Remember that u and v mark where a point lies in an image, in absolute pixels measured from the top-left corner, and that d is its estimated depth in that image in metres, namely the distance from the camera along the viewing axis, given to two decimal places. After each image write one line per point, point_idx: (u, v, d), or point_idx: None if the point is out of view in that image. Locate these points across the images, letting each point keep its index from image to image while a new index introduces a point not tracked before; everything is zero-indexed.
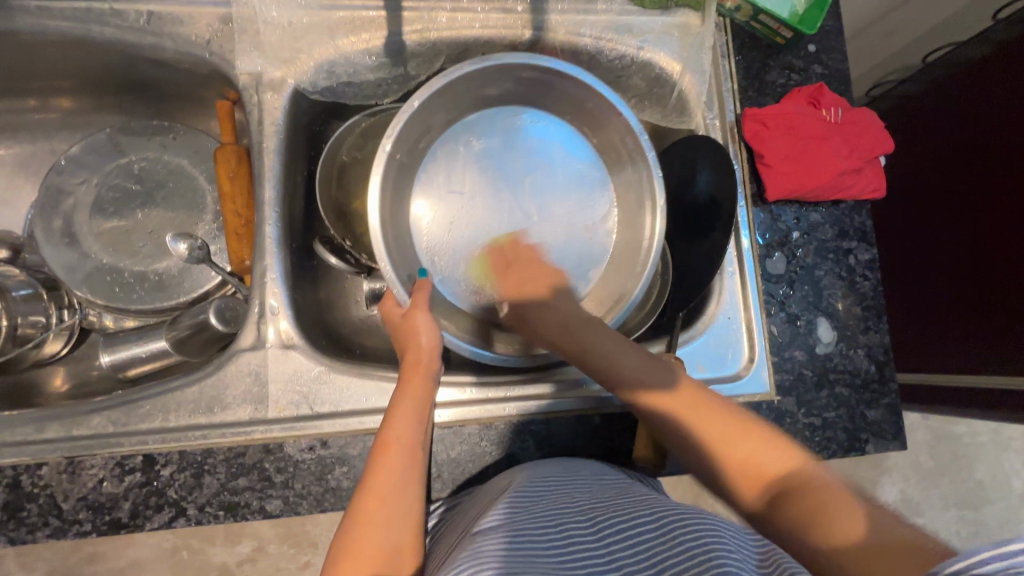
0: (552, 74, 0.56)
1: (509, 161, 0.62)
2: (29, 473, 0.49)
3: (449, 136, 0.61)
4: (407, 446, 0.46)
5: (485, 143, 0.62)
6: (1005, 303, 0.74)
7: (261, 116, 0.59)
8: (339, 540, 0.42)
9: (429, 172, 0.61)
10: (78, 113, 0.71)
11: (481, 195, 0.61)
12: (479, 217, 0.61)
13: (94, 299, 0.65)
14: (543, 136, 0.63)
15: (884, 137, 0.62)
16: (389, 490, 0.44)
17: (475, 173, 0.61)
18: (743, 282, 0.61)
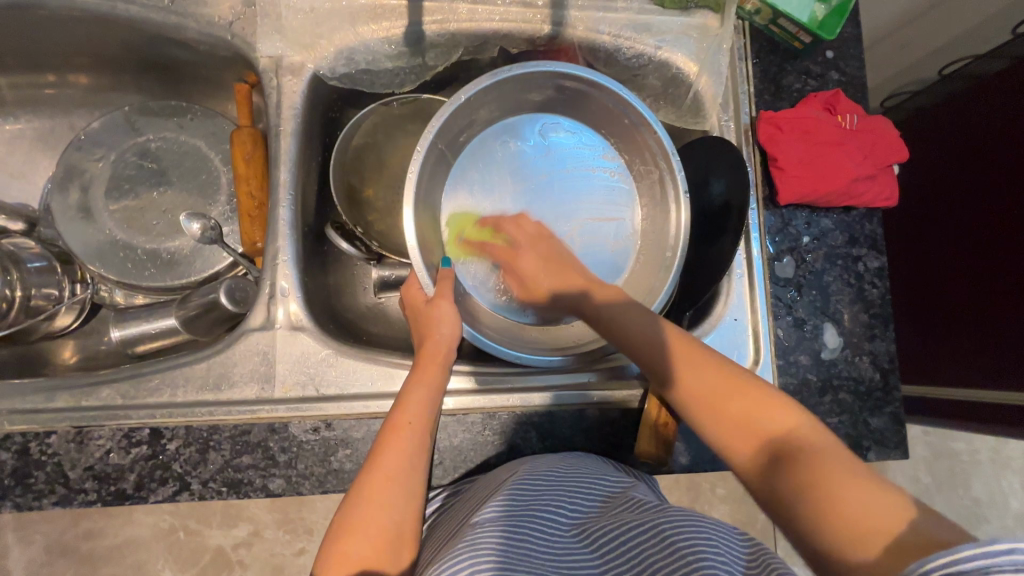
0: (593, 86, 0.58)
1: (544, 166, 0.65)
2: (38, 440, 0.50)
3: (487, 136, 0.64)
4: (417, 431, 0.47)
5: (522, 146, 0.65)
6: (1011, 318, 0.74)
7: (279, 99, 0.60)
8: (342, 517, 0.43)
9: (466, 169, 0.64)
10: (97, 90, 0.71)
11: (513, 196, 0.64)
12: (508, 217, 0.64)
13: (106, 274, 0.66)
14: (577, 145, 0.66)
15: (899, 145, 0.62)
16: (395, 475, 0.44)
17: (510, 174, 0.65)
18: (751, 285, 0.62)
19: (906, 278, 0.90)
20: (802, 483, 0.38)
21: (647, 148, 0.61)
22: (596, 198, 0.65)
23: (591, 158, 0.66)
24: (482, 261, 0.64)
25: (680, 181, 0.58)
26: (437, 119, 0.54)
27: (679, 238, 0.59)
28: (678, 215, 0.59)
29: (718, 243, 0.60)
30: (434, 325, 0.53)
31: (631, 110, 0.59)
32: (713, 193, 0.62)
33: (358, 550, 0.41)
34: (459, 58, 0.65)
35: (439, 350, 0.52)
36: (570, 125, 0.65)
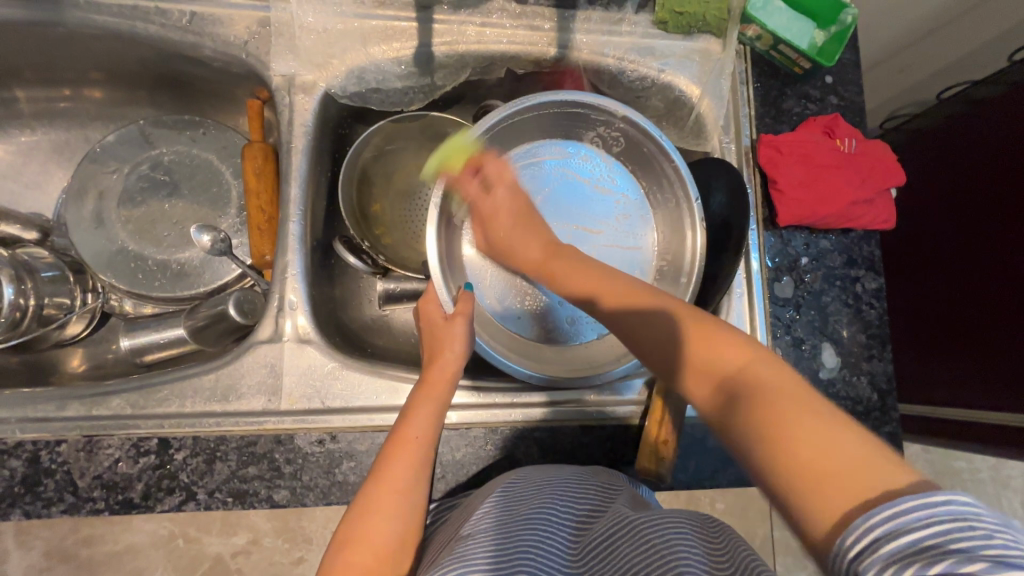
0: (611, 114, 0.60)
1: (573, 190, 0.66)
2: (49, 449, 0.51)
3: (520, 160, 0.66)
4: (423, 444, 0.48)
5: (556, 170, 0.66)
6: (1002, 337, 0.75)
7: (291, 116, 0.61)
8: (345, 526, 0.44)
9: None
10: (110, 104, 0.73)
11: None
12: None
13: (117, 284, 0.67)
14: (605, 175, 0.66)
15: (896, 169, 0.63)
16: (399, 485, 0.45)
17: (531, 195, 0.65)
18: (751, 304, 0.63)
19: (903, 297, 0.91)
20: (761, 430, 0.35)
21: (664, 175, 0.62)
22: (617, 226, 0.65)
23: (617, 189, 0.66)
24: (494, 281, 0.64)
25: (693, 210, 0.59)
26: (468, 138, 0.57)
27: (693, 266, 0.60)
28: (694, 242, 0.60)
29: (718, 264, 0.61)
30: (443, 339, 0.54)
31: (650, 138, 0.60)
32: (714, 214, 0.63)
33: (361, 558, 0.42)
34: (467, 77, 0.67)
35: (446, 366, 0.53)
36: (603, 155, 0.66)
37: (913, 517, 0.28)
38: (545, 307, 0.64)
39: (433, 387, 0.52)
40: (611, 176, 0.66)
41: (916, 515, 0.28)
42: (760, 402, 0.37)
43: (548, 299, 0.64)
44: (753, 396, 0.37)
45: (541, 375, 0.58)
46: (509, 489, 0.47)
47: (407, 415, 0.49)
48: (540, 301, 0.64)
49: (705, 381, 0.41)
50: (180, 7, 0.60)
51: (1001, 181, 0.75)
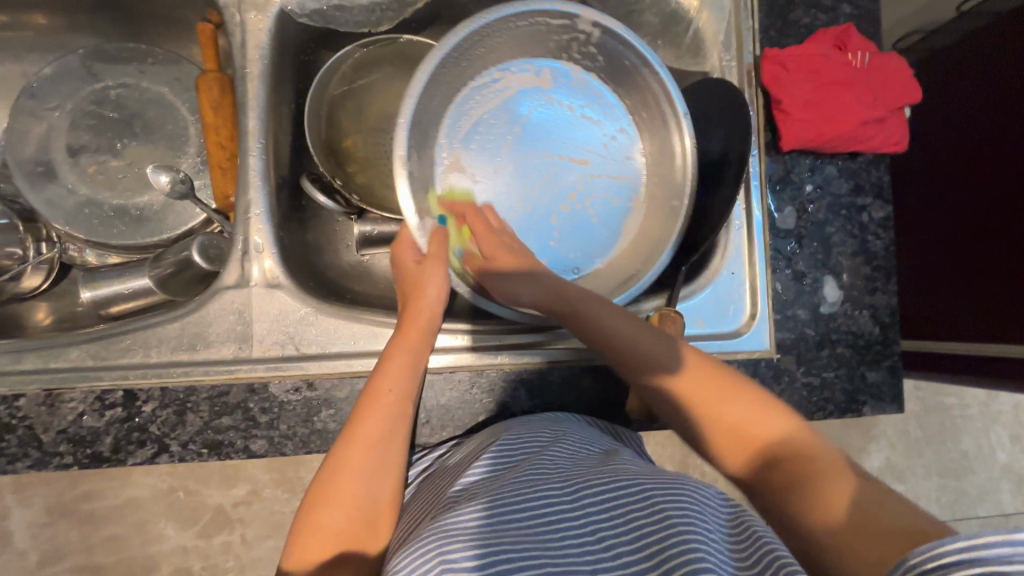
0: (583, 24, 0.54)
1: (557, 117, 0.59)
2: (7, 403, 0.48)
3: (500, 85, 0.59)
4: (397, 398, 0.45)
5: (538, 95, 0.59)
6: (1009, 268, 0.72)
7: (244, 38, 0.55)
8: (318, 486, 0.42)
9: (471, 115, 0.58)
10: (50, 32, 0.66)
11: (510, 152, 0.58)
12: (510, 177, 0.58)
13: (73, 233, 0.62)
14: (592, 102, 0.60)
15: (912, 85, 0.58)
16: (372, 446, 0.43)
17: (503, 126, 0.58)
18: (750, 236, 0.59)
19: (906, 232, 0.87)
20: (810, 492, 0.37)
21: (649, 92, 0.56)
22: (602, 157, 0.60)
23: (608, 115, 0.60)
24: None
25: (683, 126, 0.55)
26: (434, 53, 0.50)
27: (685, 186, 0.55)
28: (682, 160, 0.55)
29: (715, 194, 0.57)
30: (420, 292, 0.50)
31: (631, 50, 0.54)
32: (712, 142, 0.58)
33: (332, 520, 0.40)
34: None
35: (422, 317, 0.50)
36: (590, 78, 0.60)
37: (992, 550, 0.26)
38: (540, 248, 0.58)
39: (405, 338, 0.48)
40: (604, 104, 0.60)
41: (995, 549, 0.26)
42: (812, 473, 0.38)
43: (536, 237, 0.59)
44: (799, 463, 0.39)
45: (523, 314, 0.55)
46: (498, 453, 0.43)
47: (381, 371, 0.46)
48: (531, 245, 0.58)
49: (744, 449, 0.41)
50: None
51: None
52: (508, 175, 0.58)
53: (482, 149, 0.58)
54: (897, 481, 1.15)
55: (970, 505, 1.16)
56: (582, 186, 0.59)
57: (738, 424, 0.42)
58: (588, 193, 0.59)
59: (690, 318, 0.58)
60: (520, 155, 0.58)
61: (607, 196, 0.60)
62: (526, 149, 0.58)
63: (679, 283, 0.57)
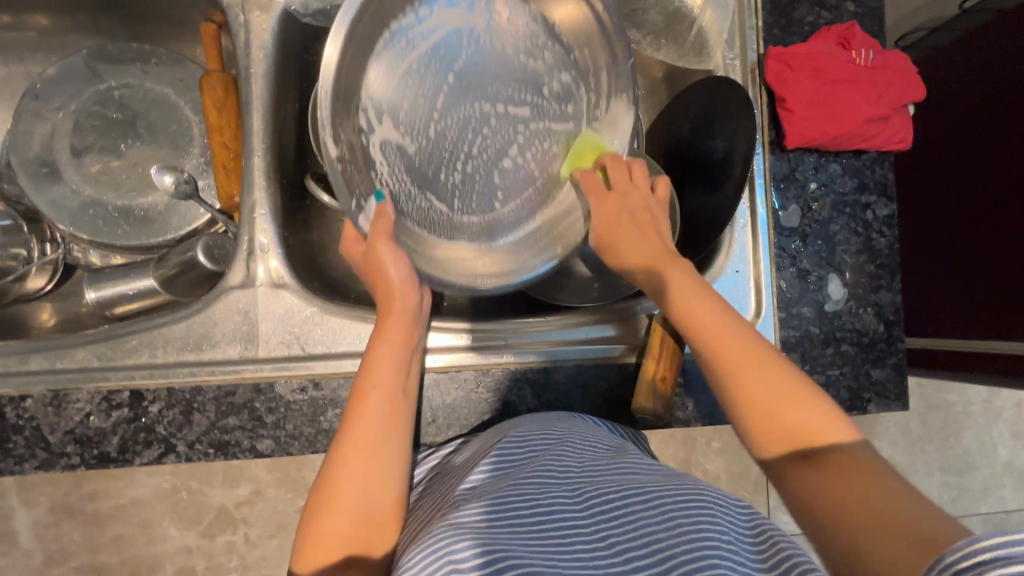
0: None
1: (491, 56, 0.53)
2: (14, 404, 0.48)
3: (430, 22, 0.51)
4: (384, 393, 0.45)
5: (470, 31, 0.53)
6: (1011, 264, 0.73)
7: (248, 37, 0.55)
8: (319, 490, 0.42)
9: (403, 61, 0.51)
10: (53, 32, 0.66)
11: (442, 102, 0.53)
12: (444, 132, 0.53)
13: (78, 234, 0.62)
14: (524, 44, 0.54)
15: (916, 82, 0.58)
16: (371, 437, 0.43)
17: (430, 71, 0.52)
18: (754, 234, 0.59)
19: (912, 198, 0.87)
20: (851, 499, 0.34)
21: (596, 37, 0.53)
22: (541, 108, 0.56)
23: (544, 57, 0.55)
24: (422, 184, 0.53)
25: (628, 84, 0.56)
26: None
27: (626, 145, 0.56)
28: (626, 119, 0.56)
29: (719, 192, 0.57)
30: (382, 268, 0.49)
31: None
32: (715, 140, 0.58)
33: (335, 523, 0.40)
34: None
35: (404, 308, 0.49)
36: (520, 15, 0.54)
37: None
38: (485, 210, 0.55)
39: (391, 316, 0.49)
40: (542, 41, 0.55)
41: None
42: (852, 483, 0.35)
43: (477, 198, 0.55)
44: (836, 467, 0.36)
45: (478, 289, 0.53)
46: (506, 453, 0.43)
47: (372, 362, 0.46)
48: (474, 206, 0.55)
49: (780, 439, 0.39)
50: None
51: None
52: (447, 129, 0.53)
53: (416, 102, 0.52)
54: None
55: (972, 503, 1.17)
56: (524, 139, 0.56)
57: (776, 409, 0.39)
58: (533, 147, 0.56)
59: None
60: (457, 104, 0.53)
61: (547, 146, 0.57)
62: (460, 98, 0.53)
63: None
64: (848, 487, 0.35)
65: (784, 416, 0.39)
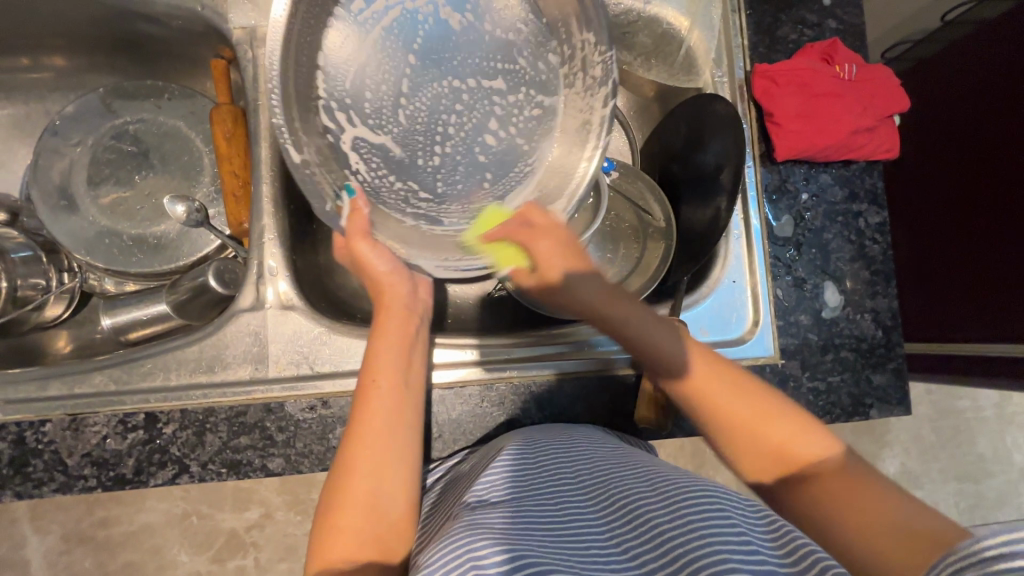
0: None
1: (451, 29, 0.49)
2: (34, 429, 0.50)
3: (380, 1, 0.47)
4: (389, 389, 0.46)
5: (423, 3, 0.48)
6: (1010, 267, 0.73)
7: (257, 72, 0.57)
8: (329, 492, 0.43)
9: (358, 50, 0.48)
10: (71, 73, 0.70)
11: (410, 79, 0.48)
12: (417, 111, 0.49)
13: (94, 263, 0.64)
14: (489, 6, 0.49)
15: (899, 94, 0.60)
16: (377, 443, 0.44)
17: (395, 49, 0.48)
18: (749, 244, 0.60)
19: (907, 202, 0.88)
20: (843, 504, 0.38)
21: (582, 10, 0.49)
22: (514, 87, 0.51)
23: (523, 21, 0.50)
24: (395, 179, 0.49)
25: (600, 29, 0.50)
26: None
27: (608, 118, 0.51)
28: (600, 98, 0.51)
29: (712, 205, 0.59)
30: (370, 267, 0.51)
31: None
32: (706, 155, 0.60)
33: (351, 521, 0.41)
34: None
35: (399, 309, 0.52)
36: None
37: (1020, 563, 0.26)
38: (473, 194, 0.51)
39: (385, 312, 0.51)
40: (511, 8, 0.50)
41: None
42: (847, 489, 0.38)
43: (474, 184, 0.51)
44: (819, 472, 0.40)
45: (523, 282, 0.54)
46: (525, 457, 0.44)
47: (378, 360, 0.48)
48: (458, 184, 0.50)
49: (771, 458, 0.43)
50: None
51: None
52: (416, 111, 0.49)
53: (375, 87, 0.48)
54: (913, 488, 1.14)
55: (989, 510, 1.15)
56: (504, 111, 0.50)
57: (754, 422, 0.44)
58: (514, 118, 0.51)
59: (693, 326, 0.59)
60: (422, 83, 0.49)
61: (527, 113, 0.51)
62: (435, 75, 0.49)
63: (682, 292, 0.59)
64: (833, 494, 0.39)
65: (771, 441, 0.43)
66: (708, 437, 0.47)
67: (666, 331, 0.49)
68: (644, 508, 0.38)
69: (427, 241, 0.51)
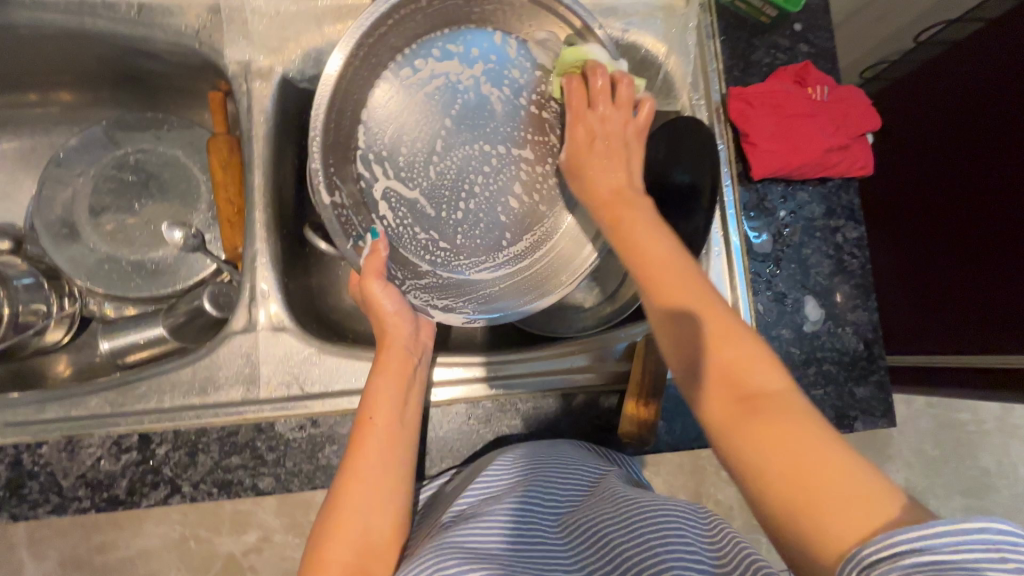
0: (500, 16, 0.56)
1: (488, 101, 0.57)
2: (30, 451, 0.51)
3: (429, 71, 0.56)
4: (380, 425, 0.47)
5: (465, 78, 0.57)
6: (1004, 276, 0.72)
7: (250, 104, 0.60)
8: (318, 526, 0.44)
9: (406, 111, 0.56)
10: (77, 107, 0.73)
11: (450, 143, 0.57)
12: (450, 171, 0.57)
13: (94, 288, 0.66)
14: (527, 80, 0.57)
15: (871, 114, 0.62)
16: (369, 475, 0.45)
17: (438, 116, 0.56)
18: (729, 261, 0.61)
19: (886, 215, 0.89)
20: (778, 455, 0.31)
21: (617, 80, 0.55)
22: (540, 147, 0.58)
23: (554, 104, 0.58)
24: (421, 229, 0.57)
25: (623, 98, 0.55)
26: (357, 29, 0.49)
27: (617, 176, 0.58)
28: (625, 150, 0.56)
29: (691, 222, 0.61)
30: (376, 307, 0.52)
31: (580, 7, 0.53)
32: (679, 170, 0.61)
33: (336, 554, 0.41)
34: None
35: (399, 351, 0.51)
36: (516, 51, 0.57)
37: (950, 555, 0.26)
38: (489, 247, 0.58)
39: (386, 350, 0.51)
40: (546, 88, 0.58)
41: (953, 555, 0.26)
42: (784, 436, 0.32)
43: (488, 245, 0.58)
44: (774, 416, 0.33)
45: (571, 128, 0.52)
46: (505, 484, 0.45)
47: (369, 395, 0.49)
48: (477, 239, 0.58)
49: (728, 393, 0.35)
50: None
51: (1010, 117, 0.71)
52: (446, 169, 0.57)
53: (414, 146, 0.56)
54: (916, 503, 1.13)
55: None
56: (526, 175, 0.58)
57: (729, 343, 0.36)
58: (536, 179, 0.58)
59: None
60: (456, 147, 0.57)
61: (550, 175, 0.58)
62: (473, 138, 0.57)
63: None
64: (778, 445, 0.31)
65: (734, 375, 0.35)
66: (675, 357, 0.38)
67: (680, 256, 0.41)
68: (610, 531, 0.40)
69: (440, 288, 0.58)
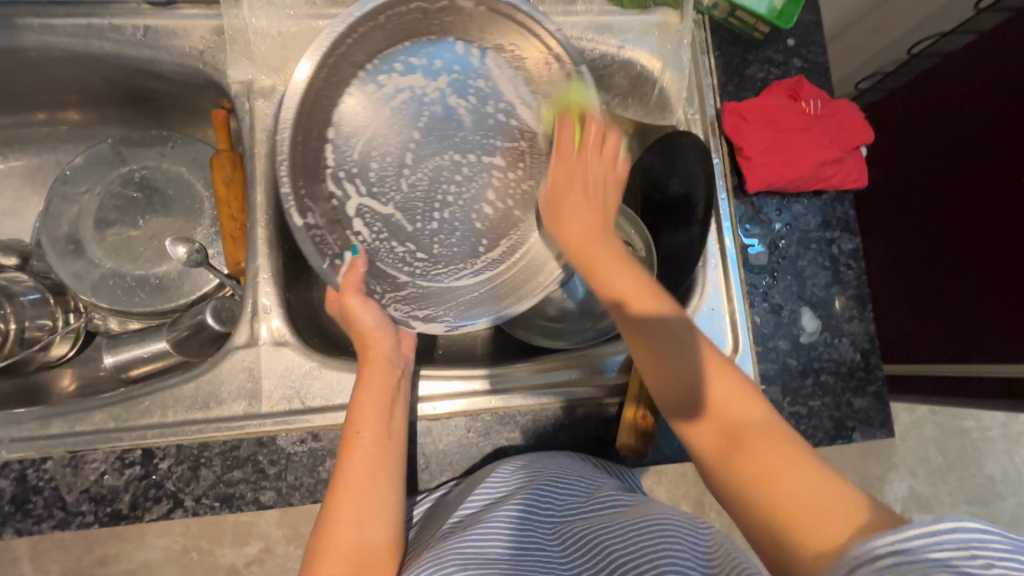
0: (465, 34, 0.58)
1: (456, 113, 0.58)
2: (35, 467, 0.52)
3: (393, 84, 0.57)
4: (368, 437, 0.48)
5: (431, 90, 0.58)
6: (1006, 285, 0.72)
7: (253, 122, 0.61)
8: (316, 541, 0.44)
9: (374, 123, 0.57)
10: (83, 125, 0.74)
11: (420, 154, 0.58)
12: (425, 182, 0.58)
13: (99, 303, 0.67)
14: (492, 92, 0.59)
15: (863, 127, 0.63)
16: (359, 489, 0.46)
17: (407, 129, 0.58)
18: (726, 273, 0.62)
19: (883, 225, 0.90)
20: (766, 479, 0.37)
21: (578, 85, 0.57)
22: (511, 158, 0.60)
23: (520, 114, 0.60)
24: (399, 241, 0.58)
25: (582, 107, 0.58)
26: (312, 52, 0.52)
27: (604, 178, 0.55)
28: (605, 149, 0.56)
29: (687, 235, 0.61)
30: (356, 322, 0.53)
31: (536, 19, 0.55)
32: (676, 186, 0.63)
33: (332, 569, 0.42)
34: None
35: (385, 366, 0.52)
36: (483, 63, 0.59)
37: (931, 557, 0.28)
38: (466, 254, 0.59)
39: (368, 365, 0.52)
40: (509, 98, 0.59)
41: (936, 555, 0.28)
42: (777, 470, 0.37)
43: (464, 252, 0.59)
44: (754, 444, 0.39)
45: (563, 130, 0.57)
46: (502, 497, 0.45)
47: (357, 408, 0.49)
48: (453, 245, 0.59)
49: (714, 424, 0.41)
50: (135, 21, 0.61)
51: (1003, 129, 0.72)
52: (418, 181, 0.58)
53: (384, 160, 0.57)
54: (921, 512, 1.12)
55: None
56: (499, 183, 0.60)
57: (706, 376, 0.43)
58: (510, 189, 0.60)
59: None
60: (426, 159, 0.58)
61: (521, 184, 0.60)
62: (444, 150, 0.58)
63: None
64: (766, 471, 0.37)
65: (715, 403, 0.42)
66: (658, 393, 0.45)
67: (657, 292, 0.47)
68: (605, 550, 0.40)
69: (421, 298, 0.58)
